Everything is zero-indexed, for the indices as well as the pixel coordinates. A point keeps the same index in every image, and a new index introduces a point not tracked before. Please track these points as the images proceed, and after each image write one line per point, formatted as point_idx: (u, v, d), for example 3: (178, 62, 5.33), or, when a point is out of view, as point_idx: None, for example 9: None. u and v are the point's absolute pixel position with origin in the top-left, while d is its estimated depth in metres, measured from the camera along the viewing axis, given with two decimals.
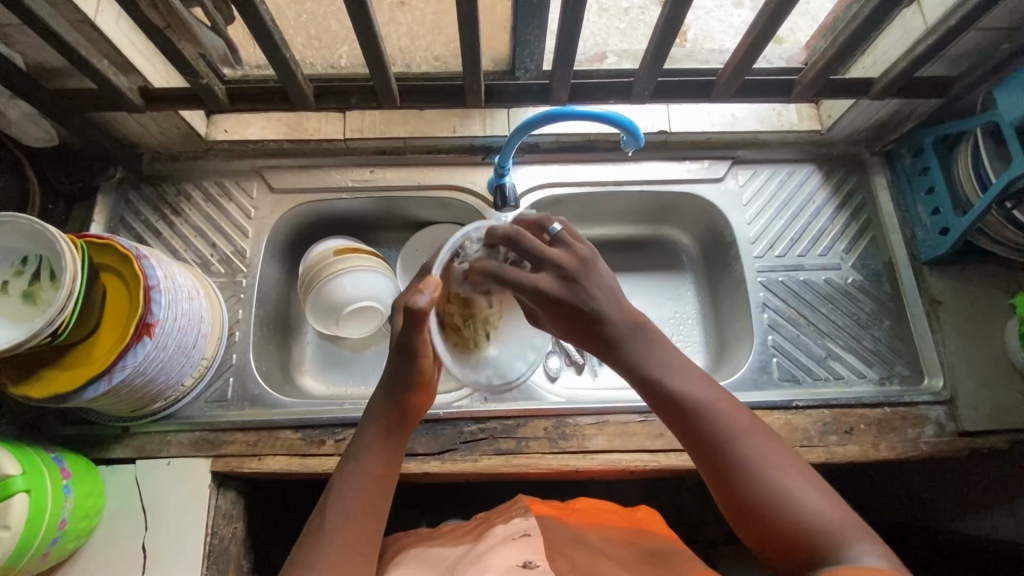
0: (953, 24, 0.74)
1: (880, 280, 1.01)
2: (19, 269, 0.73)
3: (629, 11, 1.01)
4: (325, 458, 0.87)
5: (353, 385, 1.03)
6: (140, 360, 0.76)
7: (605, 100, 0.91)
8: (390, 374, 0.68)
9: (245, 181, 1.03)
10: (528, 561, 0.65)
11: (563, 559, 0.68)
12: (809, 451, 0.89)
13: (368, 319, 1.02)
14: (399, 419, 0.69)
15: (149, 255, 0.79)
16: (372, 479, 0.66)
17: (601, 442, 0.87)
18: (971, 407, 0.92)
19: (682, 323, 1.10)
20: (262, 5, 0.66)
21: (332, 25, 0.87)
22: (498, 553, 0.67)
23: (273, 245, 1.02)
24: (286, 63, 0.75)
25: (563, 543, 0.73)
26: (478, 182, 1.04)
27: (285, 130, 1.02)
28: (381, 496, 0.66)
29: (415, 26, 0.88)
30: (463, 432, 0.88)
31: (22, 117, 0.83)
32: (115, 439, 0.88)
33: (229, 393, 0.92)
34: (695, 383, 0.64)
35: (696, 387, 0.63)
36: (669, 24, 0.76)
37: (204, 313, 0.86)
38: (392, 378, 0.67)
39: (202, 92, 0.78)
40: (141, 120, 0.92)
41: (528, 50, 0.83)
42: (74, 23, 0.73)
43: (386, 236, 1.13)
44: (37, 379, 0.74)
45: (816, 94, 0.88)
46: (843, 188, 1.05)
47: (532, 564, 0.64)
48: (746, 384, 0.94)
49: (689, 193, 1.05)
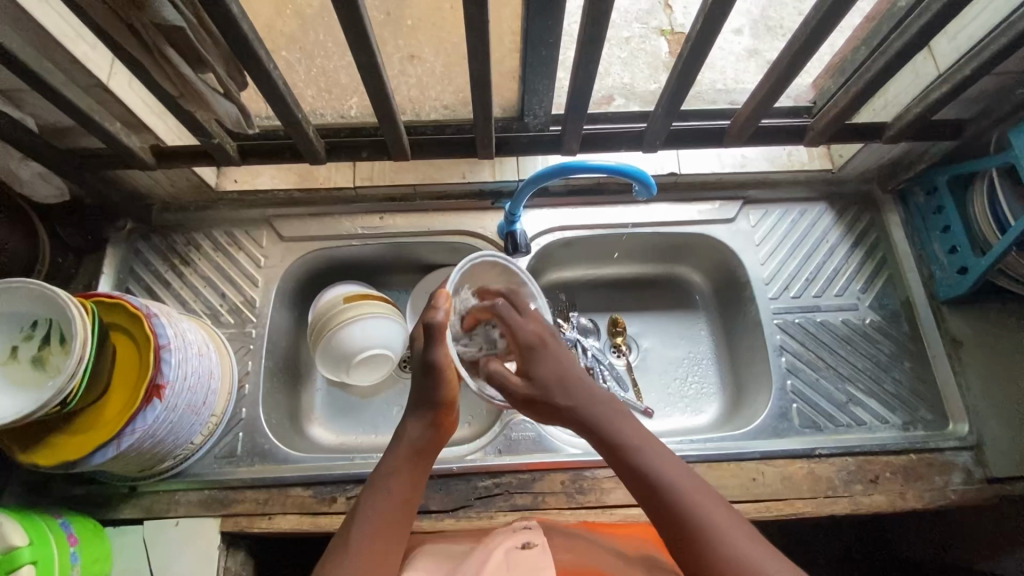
0: (968, 73, 0.74)
1: (899, 320, 0.99)
2: (28, 333, 0.72)
3: (629, 42, 1.08)
4: (337, 516, 0.85)
5: (363, 434, 1.01)
6: (150, 423, 0.74)
7: (616, 148, 0.91)
8: (417, 396, 0.69)
9: (255, 230, 1.02)
10: (527, 542, 0.63)
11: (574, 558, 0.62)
12: (834, 502, 0.87)
13: (378, 365, 1.00)
14: (422, 444, 0.68)
15: (159, 313, 0.78)
16: (401, 500, 0.65)
17: (620, 496, 0.85)
18: (999, 452, 0.89)
19: (696, 364, 1.08)
20: (277, 72, 0.66)
21: (342, 79, 0.88)
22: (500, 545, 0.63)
23: (283, 293, 1.02)
24: (299, 123, 0.75)
25: (572, 543, 0.66)
26: (487, 226, 1.03)
27: (296, 179, 1.02)
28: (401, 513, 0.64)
29: (424, 77, 0.88)
30: (478, 488, 0.86)
31: (33, 175, 0.83)
32: (123, 499, 0.86)
33: (239, 448, 0.90)
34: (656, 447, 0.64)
35: (630, 430, 0.64)
36: (683, 78, 0.76)
37: (214, 370, 0.85)
38: (417, 394, 0.69)
39: (215, 150, 0.78)
40: (152, 175, 0.92)
41: (537, 98, 0.82)
42: (89, 88, 0.73)
43: (395, 279, 1.12)
44: (47, 445, 0.73)
45: (830, 138, 0.88)
46: (856, 226, 1.04)
47: (531, 544, 0.63)
48: (766, 431, 0.92)
49: (701, 234, 1.04)
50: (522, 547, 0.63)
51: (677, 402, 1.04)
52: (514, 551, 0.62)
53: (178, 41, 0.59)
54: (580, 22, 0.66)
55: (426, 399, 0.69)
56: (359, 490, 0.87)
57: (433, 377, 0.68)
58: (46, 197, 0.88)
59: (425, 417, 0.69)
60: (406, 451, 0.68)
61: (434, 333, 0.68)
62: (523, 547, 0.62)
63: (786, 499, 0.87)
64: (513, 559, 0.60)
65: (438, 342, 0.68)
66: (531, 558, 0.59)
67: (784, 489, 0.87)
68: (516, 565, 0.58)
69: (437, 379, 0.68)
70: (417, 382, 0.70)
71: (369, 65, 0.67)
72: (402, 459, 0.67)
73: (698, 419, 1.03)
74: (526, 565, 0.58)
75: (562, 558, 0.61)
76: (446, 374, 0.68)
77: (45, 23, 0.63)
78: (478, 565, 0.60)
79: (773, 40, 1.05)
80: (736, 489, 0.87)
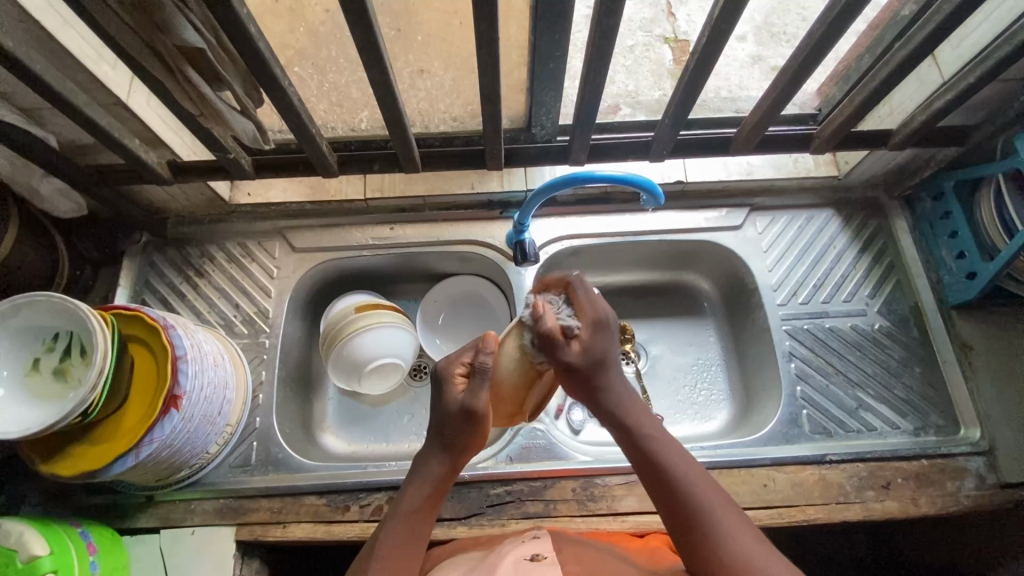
0: (973, 81, 0.75)
1: (907, 325, 0.99)
2: (49, 345, 0.74)
3: (634, 49, 1.09)
4: (350, 524, 0.86)
5: (374, 442, 1.02)
6: (167, 433, 0.76)
7: (623, 158, 0.92)
8: (444, 432, 0.67)
9: (267, 241, 1.04)
10: (537, 553, 0.64)
11: (579, 564, 0.64)
12: (846, 508, 0.87)
13: (388, 373, 1.01)
14: (442, 472, 0.68)
15: (176, 324, 0.80)
16: (418, 537, 0.66)
17: (631, 503, 0.86)
18: (1012, 458, 0.89)
19: (705, 370, 1.08)
20: (292, 90, 0.68)
21: (354, 93, 0.90)
22: (510, 553, 0.65)
23: (296, 303, 1.03)
24: (312, 137, 0.76)
25: (578, 549, 0.68)
26: (496, 236, 1.04)
27: (307, 191, 1.04)
28: (419, 523, 0.66)
29: (434, 91, 0.90)
30: (490, 495, 0.87)
31: (53, 190, 0.85)
32: (140, 508, 0.88)
33: (253, 457, 0.91)
34: (667, 441, 0.66)
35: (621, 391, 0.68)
36: (690, 88, 0.77)
37: (229, 380, 0.86)
38: (447, 429, 0.67)
39: (230, 164, 0.80)
40: (168, 189, 0.94)
41: (545, 109, 0.83)
42: (109, 106, 0.75)
43: (404, 289, 1.13)
44: (67, 454, 0.74)
45: (836, 145, 0.89)
46: (864, 232, 1.05)
47: (540, 556, 0.64)
48: (776, 438, 0.92)
49: (708, 241, 1.05)
50: (532, 559, 0.64)
51: (687, 409, 1.04)
52: (522, 561, 0.63)
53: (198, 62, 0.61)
54: (588, 38, 0.67)
55: (457, 443, 0.67)
56: (372, 498, 0.88)
57: (473, 421, 0.66)
58: (65, 212, 0.90)
59: (449, 450, 0.68)
60: (425, 487, 0.67)
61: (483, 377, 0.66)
62: (532, 560, 0.63)
63: (797, 505, 0.87)
64: (523, 569, 0.61)
65: (481, 389, 0.66)
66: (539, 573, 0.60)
67: (795, 495, 0.87)
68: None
69: (473, 424, 0.66)
70: (446, 422, 0.67)
71: (383, 83, 0.69)
72: (420, 495, 0.67)
73: (708, 425, 1.03)
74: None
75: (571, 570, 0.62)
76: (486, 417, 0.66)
77: (68, 46, 0.65)
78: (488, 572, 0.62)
79: (778, 45, 1.07)
80: (747, 495, 0.87)
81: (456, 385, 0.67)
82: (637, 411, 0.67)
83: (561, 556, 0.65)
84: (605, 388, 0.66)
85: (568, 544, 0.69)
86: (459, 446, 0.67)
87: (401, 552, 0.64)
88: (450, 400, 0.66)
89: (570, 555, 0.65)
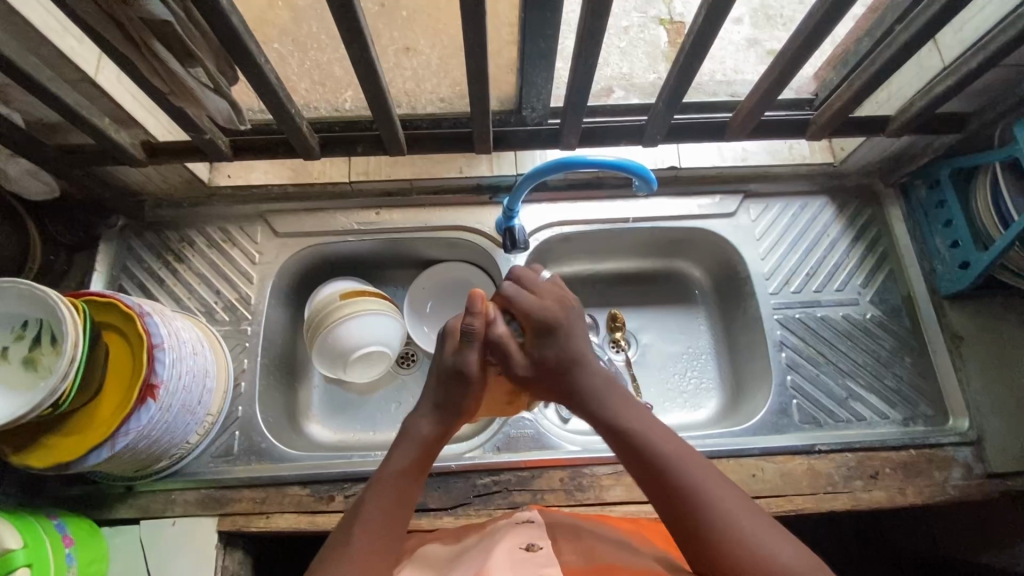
0: (974, 66, 0.73)
1: (899, 315, 0.98)
2: (19, 333, 0.72)
3: (629, 31, 1.05)
4: (334, 515, 0.85)
5: (360, 430, 1.00)
6: (144, 424, 0.73)
7: (615, 142, 0.90)
8: (444, 401, 0.67)
9: (249, 225, 1.01)
10: (532, 543, 0.57)
11: (575, 551, 0.57)
12: (834, 497, 0.87)
13: (374, 362, 0.99)
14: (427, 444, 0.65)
15: (152, 311, 0.77)
16: (403, 498, 0.62)
17: (619, 493, 0.85)
18: (1000, 447, 0.89)
19: (696, 358, 1.07)
20: (268, 67, 0.64)
21: (337, 71, 0.86)
22: (503, 539, 0.59)
23: (279, 289, 1.00)
24: (291, 117, 0.73)
25: (574, 536, 0.61)
26: (485, 222, 1.02)
27: (289, 174, 1.01)
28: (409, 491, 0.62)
29: (420, 70, 0.86)
30: (477, 486, 0.86)
31: (22, 172, 0.81)
32: (119, 499, 0.86)
33: (236, 447, 0.89)
34: (659, 427, 0.62)
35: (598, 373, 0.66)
36: (685, 69, 0.74)
37: (209, 367, 0.84)
38: (439, 394, 0.67)
39: (206, 145, 0.77)
40: (144, 170, 0.91)
41: (535, 90, 0.80)
42: (76, 83, 0.72)
43: (391, 275, 1.10)
44: (40, 445, 0.72)
45: (832, 131, 0.87)
46: (858, 220, 1.03)
47: (536, 546, 0.56)
48: (766, 428, 0.92)
49: (701, 228, 1.03)
50: (527, 548, 0.56)
51: (676, 398, 1.04)
52: (517, 550, 0.56)
53: (166, 35, 0.58)
54: (580, 14, 0.64)
55: (451, 404, 0.67)
56: (357, 489, 0.86)
57: (464, 381, 0.66)
58: (36, 194, 0.86)
59: (440, 417, 0.66)
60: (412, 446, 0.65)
61: (472, 339, 0.66)
62: (527, 549, 0.56)
63: (786, 495, 0.86)
64: (517, 559, 0.54)
65: (472, 350, 0.66)
66: (536, 561, 0.53)
67: (784, 485, 0.87)
68: (519, 566, 0.52)
69: (463, 385, 0.66)
70: (439, 386, 0.67)
71: (364, 60, 0.65)
72: (407, 457, 0.64)
73: (697, 415, 1.03)
74: (533, 567, 0.52)
75: (571, 559, 0.55)
76: (477, 379, 0.66)
77: (30, 18, 0.62)
78: (475, 563, 0.54)
79: (774, 28, 1.02)
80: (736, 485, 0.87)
81: (449, 345, 0.68)
82: (611, 394, 0.64)
83: (557, 545, 0.58)
84: (575, 387, 0.65)
85: (564, 532, 0.62)
86: (452, 407, 0.66)
87: (385, 514, 0.60)
88: (445, 356, 0.67)
89: (567, 544, 0.58)
